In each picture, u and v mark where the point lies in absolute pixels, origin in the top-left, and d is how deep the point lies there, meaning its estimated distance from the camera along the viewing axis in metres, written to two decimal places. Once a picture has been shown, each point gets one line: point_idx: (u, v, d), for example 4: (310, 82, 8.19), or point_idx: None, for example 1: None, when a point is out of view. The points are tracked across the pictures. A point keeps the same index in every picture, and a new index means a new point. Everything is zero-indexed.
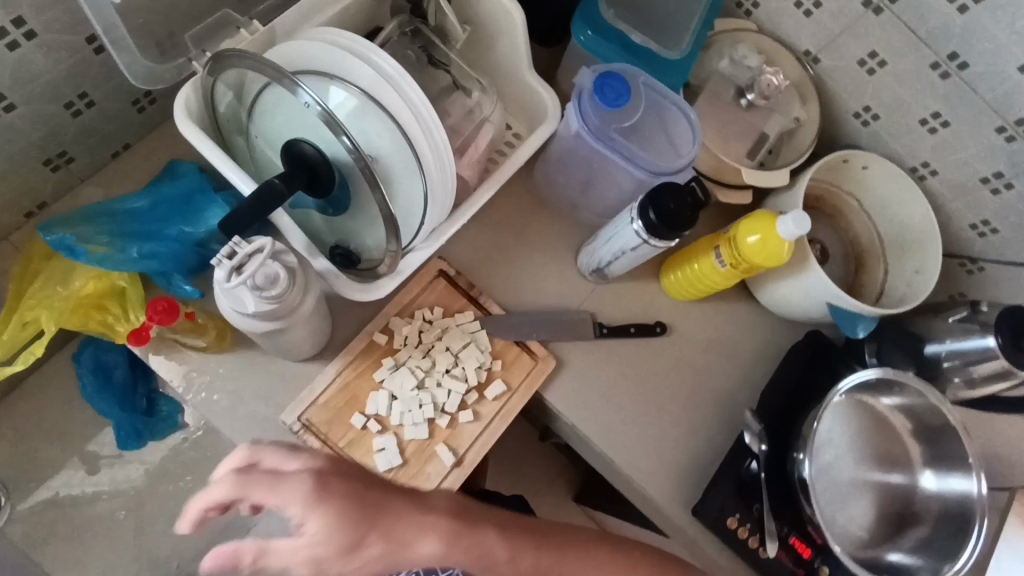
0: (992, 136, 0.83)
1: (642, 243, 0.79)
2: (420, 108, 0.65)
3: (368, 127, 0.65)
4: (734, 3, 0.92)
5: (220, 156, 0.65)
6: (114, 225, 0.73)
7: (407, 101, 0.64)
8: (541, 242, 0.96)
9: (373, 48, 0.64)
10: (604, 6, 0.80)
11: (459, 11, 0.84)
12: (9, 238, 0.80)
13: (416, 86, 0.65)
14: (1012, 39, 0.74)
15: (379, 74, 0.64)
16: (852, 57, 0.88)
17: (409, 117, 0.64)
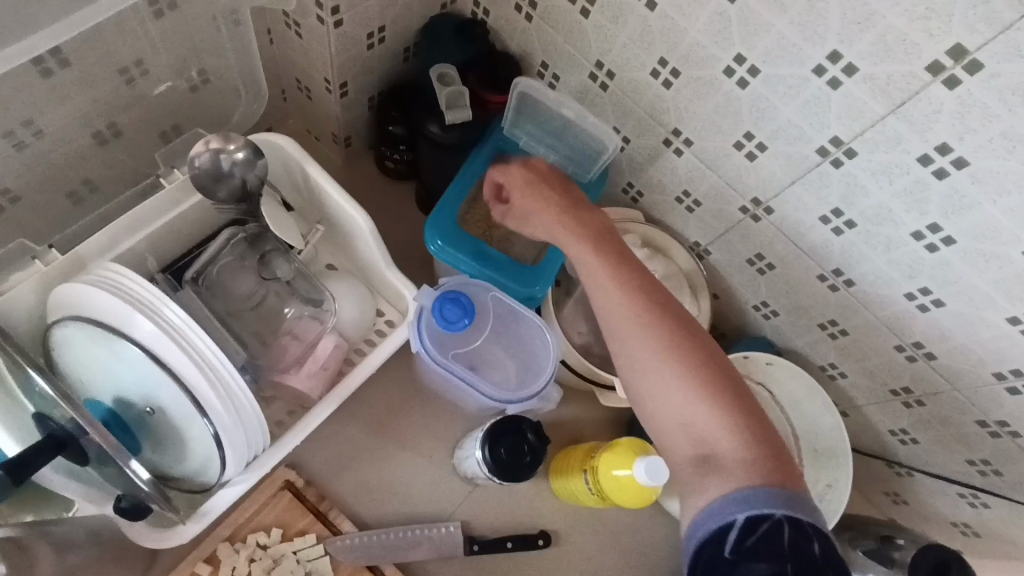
0: (893, 354, 0.74)
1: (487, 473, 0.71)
2: (213, 360, 0.59)
3: (154, 378, 0.60)
4: (620, 191, 0.87)
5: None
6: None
7: (195, 355, 0.58)
8: (413, 439, 0.87)
9: (163, 299, 0.59)
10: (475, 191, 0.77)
11: (313, 209, 0.81)
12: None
13: (208, 338, 0.59)
14: (891, 265, 0.66)
15: (162, 329, 0.58)
16: (741, 255, 0.80)
17: (194, 374, 0.58)
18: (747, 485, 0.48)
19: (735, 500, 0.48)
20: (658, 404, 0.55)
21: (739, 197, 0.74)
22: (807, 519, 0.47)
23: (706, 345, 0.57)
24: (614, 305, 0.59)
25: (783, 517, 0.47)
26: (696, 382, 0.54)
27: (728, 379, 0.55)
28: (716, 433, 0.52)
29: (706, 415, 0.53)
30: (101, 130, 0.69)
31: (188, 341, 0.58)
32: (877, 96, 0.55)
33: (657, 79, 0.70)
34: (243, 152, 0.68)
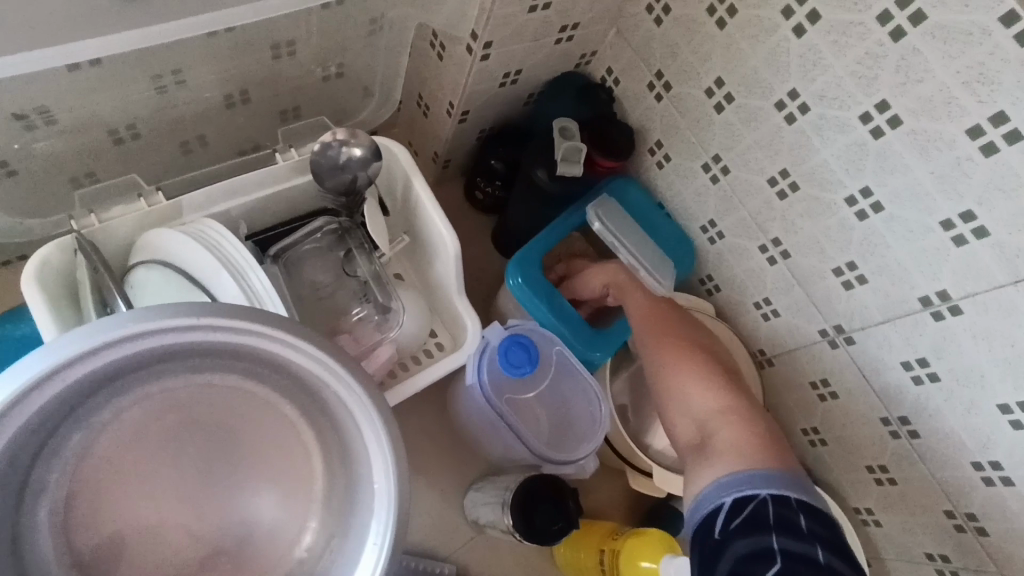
0: (941, 517, 0.72)
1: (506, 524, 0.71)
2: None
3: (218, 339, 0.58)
4: (696, 280, 0.88)
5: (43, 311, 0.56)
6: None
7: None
8: (430, 468, 0.85)
9: (252, 266, 0.59)
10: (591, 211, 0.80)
11: (403, 218, 0.81)
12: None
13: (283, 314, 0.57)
14: (965, 431, 0.65)
15: (246, 293, 0.57)
16: (804, 375, 0.79)
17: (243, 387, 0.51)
18: (738, 471, 0.53)
19: (717, 484, 0.53)
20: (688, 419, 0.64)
21: (822, 319, 0.73)
22: (795, 495, 0.50)
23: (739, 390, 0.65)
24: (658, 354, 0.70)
25: (767, 497, 0.50)
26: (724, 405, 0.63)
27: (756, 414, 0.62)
28: (718, 431, 0.61)
29: (725, 424, 0.61)
30: (233, 94, 0.71)
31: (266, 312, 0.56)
32: (998, 265, 0.56)
33: (772, 187, 0.71)
34: (362, 150, 0.70)
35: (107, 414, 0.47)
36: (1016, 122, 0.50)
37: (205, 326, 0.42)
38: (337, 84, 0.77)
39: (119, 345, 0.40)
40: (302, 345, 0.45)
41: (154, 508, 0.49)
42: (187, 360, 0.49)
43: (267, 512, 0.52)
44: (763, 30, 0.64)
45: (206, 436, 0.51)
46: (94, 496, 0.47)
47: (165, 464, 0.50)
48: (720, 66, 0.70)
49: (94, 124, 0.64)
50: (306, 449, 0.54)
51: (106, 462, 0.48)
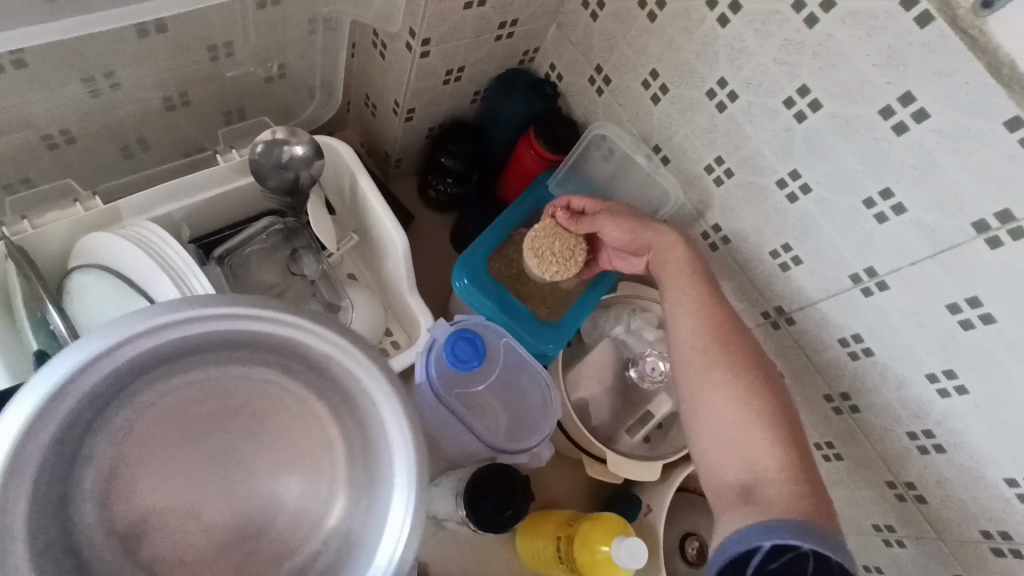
0: (884, 489, 0.75)
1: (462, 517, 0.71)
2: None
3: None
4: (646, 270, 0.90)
5: None
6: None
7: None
8: None
9: (192, 269, 0.58)
10: (553, 187, 0.85)
11: (351, 217, 0.81)
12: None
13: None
14: (901, 403, 0.68)
15: (185, 297, 0.57)
16: None
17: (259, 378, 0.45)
18: (784, 519, 0.53)
19: (766, 527, 0.52)
20: (733, 442, 0.61)
21: (763, 302, 0.75)
22: (834, 556, 0.50)
23: (783, 411, 0.62)
24: (710, 360, 0.65)
25: (808, 551, 0.50)
26: (771, 436, 0.60)
27: (792, 444, 0.60)
28: (768, 473, 0.58)
29: (773, 463, 0.59)
30: (171, 97, 0.71)
31: None
32: (918, 240, 0.58)
33: (709, 175, 0.73)
34: (303, 152, 0.69)
35: (120, 415, 0.41)
36: (923, 101, 0.52)
37: (221, 318, 0.42)
38: (279, 85, 0.77)
39: (143, 337, 0.40)
40: (312, 329, 0.44)
41: (183, 500, 0.44)
42: (200, 359, 0.43)
43: (288, 499, 0.45)
44: (691, 21, 0.66)
45: (227, 426, 0.45)
46: (120, 493, 0.42)
47: (176, 466, 0.44)
48: (654, 59, 0.72)
49: (25, 128, 0.63)
50: (313, 427, 0.46)
51: (125, 460, 0.42)
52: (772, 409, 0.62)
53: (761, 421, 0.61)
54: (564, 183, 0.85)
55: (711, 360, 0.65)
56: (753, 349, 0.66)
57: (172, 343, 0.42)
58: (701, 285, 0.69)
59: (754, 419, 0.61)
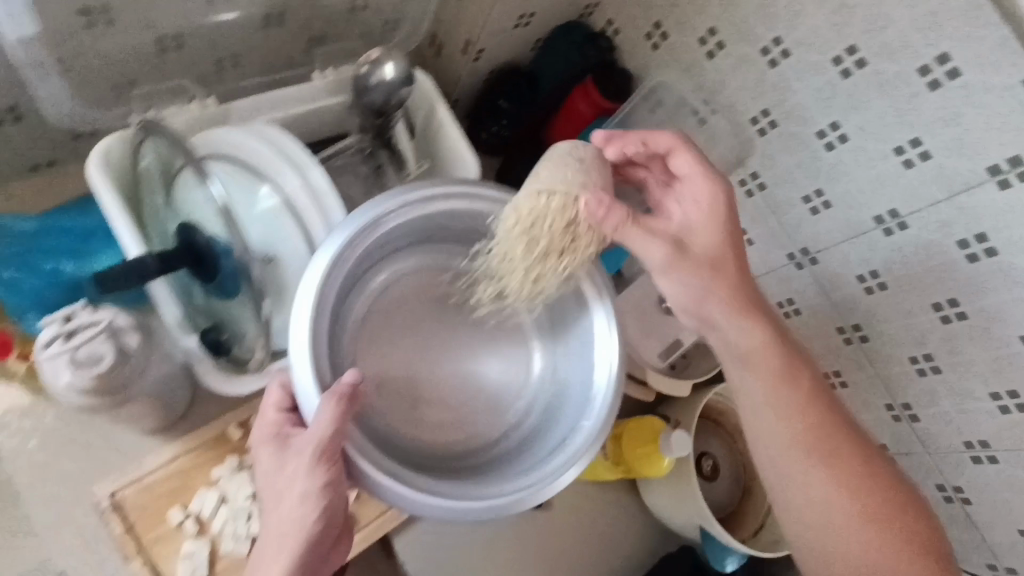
0: (881, 410, 0.86)
1: None
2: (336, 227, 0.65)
3: (269, 232, 0.65)
4: None
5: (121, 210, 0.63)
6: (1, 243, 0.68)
7: (325, 218, 0.65)
8: None
9: (312, 164, 0.65)
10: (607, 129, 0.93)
11: (423, 145, 0.87)
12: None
13: (341, 208, 0.65)
14: (906, 331, 0.78)
15: (308, 187, 0.65)
16: (772, 296, 0.92)
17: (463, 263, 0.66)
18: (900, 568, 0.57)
19: None
20: (801, 493, 0.60)
21: (790, 244, 0.86)
22: None
23: (842, 421, 0.61)
24: (803, 455, 0.59)
25: None
26: (846, 480, 0.60)
27: (857, 454, 0.61)
28: (845, 541, 0.59)
29: (846, 504, 0.59)
30: (272, 15, 0.76)
31: (326, 207, 0.65)
32: (939, 183, 0.68)
33: (754, 126, 0.82)
34: (395, 75, 0.75)
35: (380, 279, 0.63)
36: (957, 61, 0.62)
37: (435, 199, 0.58)
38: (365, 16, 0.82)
39: (398, 212, 0.57)
40: (500, 203, 0.60)
41: (418, 356, 0.64)
42: (424, 245, 0.65)
43: (497, 368, 0.67)
44: None
45: (444, 301, 0.67)
46: (371, 335, 0.63)
47: (406, 333, 0.65)
48: (714, 17, 0.80)
49: (145, 30, 0.68)
50: (512, 321, 0.68)
51: (383, 311, 0.64)
52: (846, 462, 0.60)
53: (818, 455, 0.60)
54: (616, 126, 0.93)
55: (802, 463, 0.60)
56: (808, 366, 0.61)
57: (409, 223, 0.60)
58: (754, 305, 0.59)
59: (811, 458, 0.60)
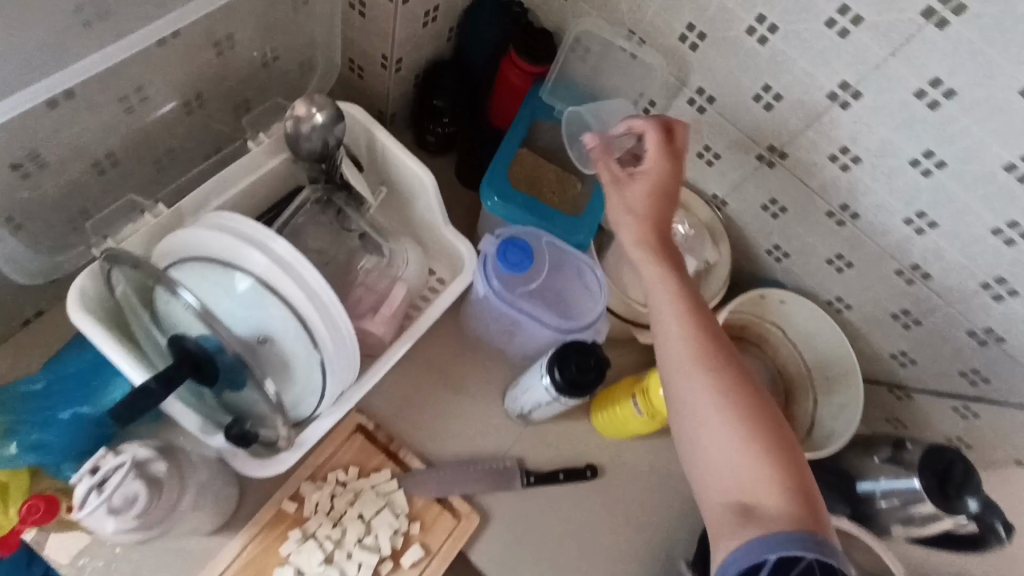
0: (893, 278, 0.85)
1: (549, 390, 0.78)
2: (320, 292, 0.66)
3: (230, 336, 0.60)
4: (643, 152, 0.97)
5: (115, 350, 0.64)
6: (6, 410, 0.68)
7: (304, 286, 0.65)
8: (469, 387, 0.94)
9: (271, 236, 0.65)
10: (546, 96, 0.90)
11: (375, 173, 0.88)
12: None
13: (314, 270, 0.66)
14: (892, 195, 0.77)
15: (274, 261, 0.64)
16: (755, 203, 0.91)
17: None
18: (787, 529, 0.55)
19: (767, 539, 0.54)
20: (715, 438, 0.61)
21: (756, 147, 0.84)
22: (817, 558, 0.53)
23: (760, 397, 0.63)
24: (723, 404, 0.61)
25: (812, 559, 0.53)
26: (765, 449, 0.60)
27: (760, 407, 0.62)
28: (750, 431, 0.60)
29: (716, 405, 0.61)
30: (190, 100, 0.76)
31: (300, 273, 0.65)
32: (881, 41, 0.65)
33: (684, 43, 0.79)
34: (323, 115, 0.75)
35: None
36: None
37: None
38: (274, 65, 0.81)
39: None
40: None
41: None
42: None
43: None
44: None
45: None
46: None
47: None
48: None
49: (78, 159, 0.69)
50: None
51: None
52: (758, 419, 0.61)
53: (736, 411, 0.61)
54: (570, 94, 0.91)
55: (702, 374, 0.63)
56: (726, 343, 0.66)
57: None
58: (696, 320, 0.66)
59: (723, 407, 0.61)
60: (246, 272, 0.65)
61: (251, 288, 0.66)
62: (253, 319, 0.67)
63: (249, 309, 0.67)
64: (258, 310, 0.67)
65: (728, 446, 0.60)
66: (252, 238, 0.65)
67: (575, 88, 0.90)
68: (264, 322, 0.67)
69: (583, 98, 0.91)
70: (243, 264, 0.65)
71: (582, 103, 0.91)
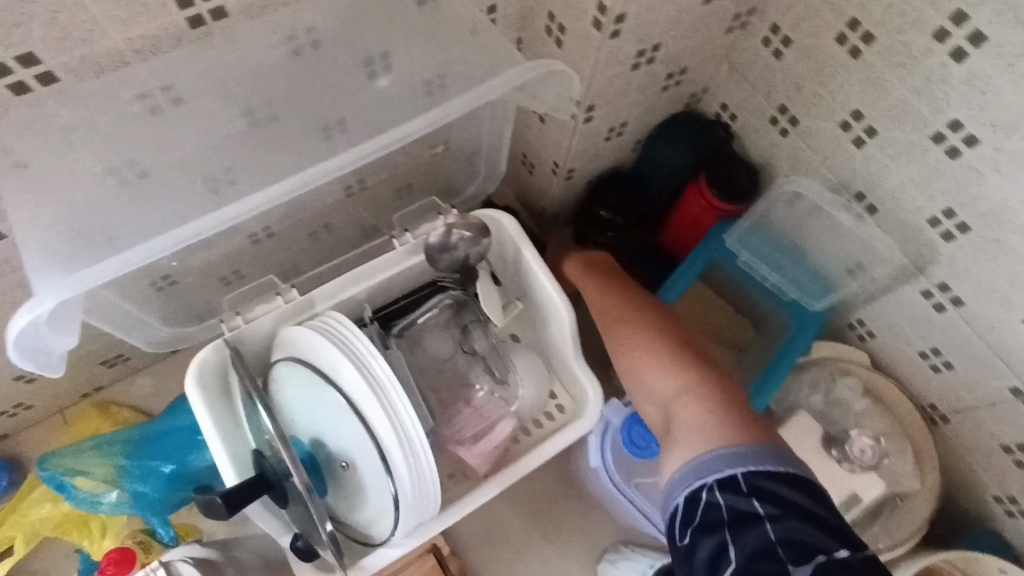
0: None
1: None
2: (406, 422, 0.60)
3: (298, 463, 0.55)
4: (844, 325, 0.77)
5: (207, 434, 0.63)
6: (114, 453, 0.70)
7: (390, 413, 0.60)
8: (562, 538, 0.82)
9: (372, 352, 0.61)
10: (729, 240, 0.75)
11: (513, 285, 0.80)
12: (42, 421, 0.81)
13: (404, 397, 0.60)
14: None
15: (367, 381, 0.60)
16: (992, 437, 0.67)
17: None
18: (733, 445, 0.50)
19: (712, 459, 0.50)
20: (671, 421, 0.57)
21: (1014, 376, 0.61)
22: (779, 469, 0.48)
23: (715, 380, 0.60)
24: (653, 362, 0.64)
25: (754, 470, 0.48)
26: (704, 393, 0.59)
27: (718, 391, 0.59)
28: (690, 416, 0.57)
29: (677, 390, 0.61)
30: (351, 184, 0.73)
31: (389, 401, 0.59)
32: None
33: (934, 228, 0.60)
34: (470, 229, 0.72)
35: None
36: None
37: None
38: (443, 158, 0.75)
39: None
40: None
41: None
42: None
43: None
44: (912, 57, 0.54)
45: None
46: None
47: None
48: (858, 98, 0.60)
49: (237, 231, 0.70)
50: None
51: None
52: (690, 377, 0.61)
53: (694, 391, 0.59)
54: (761, 244, 0.75)
55: (650, 360, 0.65)
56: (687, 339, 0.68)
57: None
58: (645, 338, 0.67)
59: (681, 385, 0.61)
60: (338, 383, 0.61)
61: (337, 401, 0.62)
62: (340, 431, 0.63)
63: (337, 422, 0.63)
64: (345, 425, 0.63)
65: (678, 406, 0.58)
66: (350, 350, 0.61)
67: (770, 241, 0.74)
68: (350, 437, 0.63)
69: (778, 253, 0.74)
70: (337, 377, 0.62)
71: (774, 259, 0.75)
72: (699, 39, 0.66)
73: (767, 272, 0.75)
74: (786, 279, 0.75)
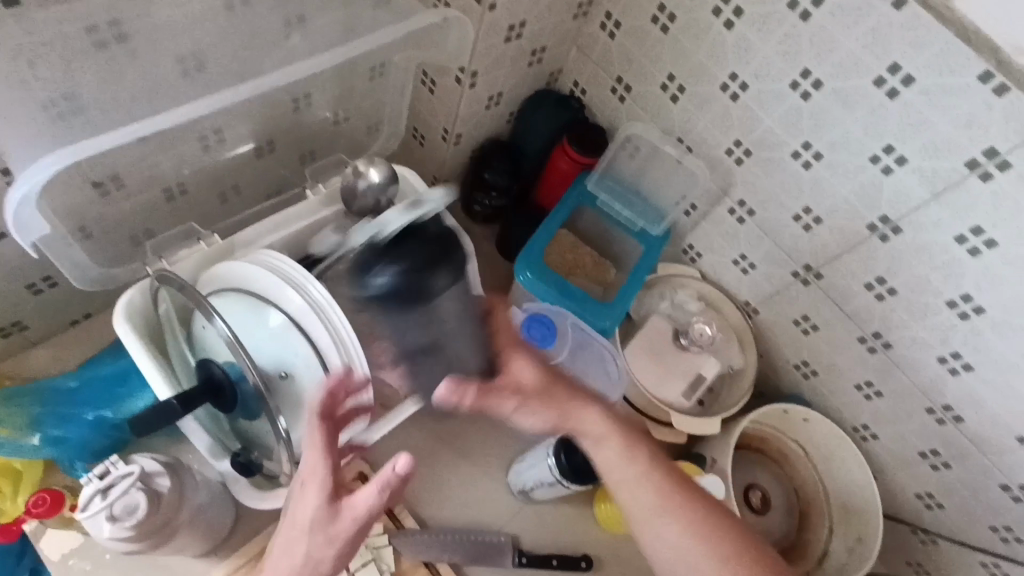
0: (924, 416, 0.83)
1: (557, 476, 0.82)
2: (344, 335, 0.69)
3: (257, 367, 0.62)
4: (680, 250, 0.99)
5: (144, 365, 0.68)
6: (30, 404, 0.73)
7: (332, 330, 0.68)
8: (473, 455, 0.93)
9: (309, 278, 0.70)
10: (591, 185, 0.94)
11: None
12: None
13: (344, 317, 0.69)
14: (928, 332, 0.76)
15: (309, 303, 0.69)
16: (786, 317, 0.91)
17: None
18: None
19: None
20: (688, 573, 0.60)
21: (792, 263, 0.85)
22: None
23: (716, 512, 0.62)
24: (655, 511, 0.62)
25: None
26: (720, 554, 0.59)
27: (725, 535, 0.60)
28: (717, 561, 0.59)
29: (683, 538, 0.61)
30: (263, 145, 0.81)
31: (329, 317, 0.68)
32: (926, 185, 0.67)
33: (730, 157, 0.82)
34: (379, 175, 0.81)
35: None
36: (909, 69, 0.62)
37: None
38: (347, 122, 0.85)
39: None
40: None
41: None
42: None
43: None
44: (701, 29, 0.76)
45: None
46: None
47: None
48: (671, 64, 0.81)
49: (156, 183, 0.74)
50: None
51: None
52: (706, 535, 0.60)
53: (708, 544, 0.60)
54: (613, 188, 0.95)
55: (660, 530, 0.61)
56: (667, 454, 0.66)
57: None
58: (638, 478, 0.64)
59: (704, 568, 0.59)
60: (278, 308, 0.69)
61: (278, 323, 0.69)
62: (277, 353, 0.70)
63: (275, 345, 0.70)
64: (283, 345, 0.70)
65: None
66: (290, 277, 0.70)
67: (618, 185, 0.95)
68: (289, 357, 0.70)
69: (625, 195, 0.95)
70: (277, 302, 0.69)
71: (624, 199, 0.95)
72: (554, 23, 0.84)
73: (620, 210, 0.95)
74: (636, 213, 0.95)
